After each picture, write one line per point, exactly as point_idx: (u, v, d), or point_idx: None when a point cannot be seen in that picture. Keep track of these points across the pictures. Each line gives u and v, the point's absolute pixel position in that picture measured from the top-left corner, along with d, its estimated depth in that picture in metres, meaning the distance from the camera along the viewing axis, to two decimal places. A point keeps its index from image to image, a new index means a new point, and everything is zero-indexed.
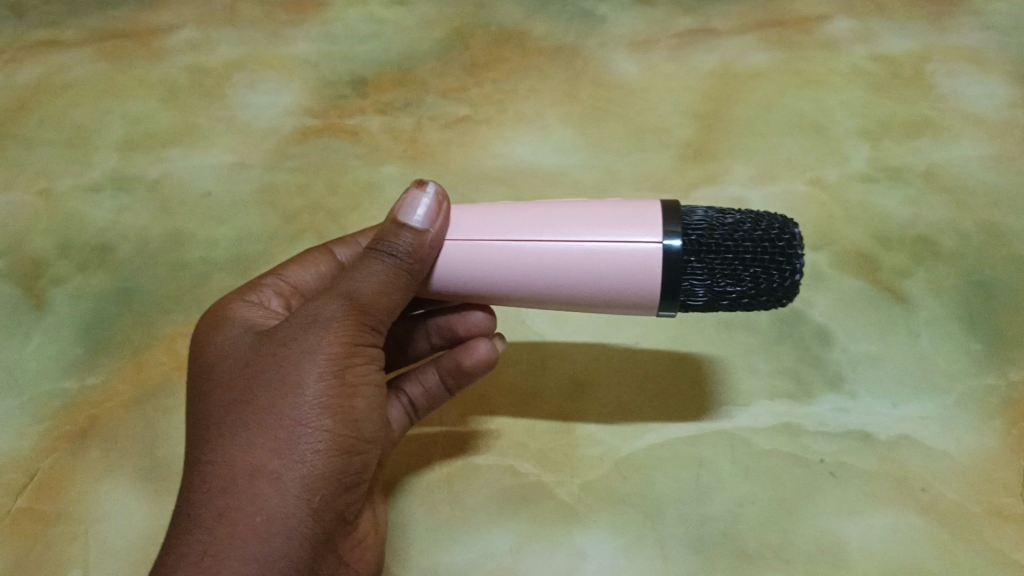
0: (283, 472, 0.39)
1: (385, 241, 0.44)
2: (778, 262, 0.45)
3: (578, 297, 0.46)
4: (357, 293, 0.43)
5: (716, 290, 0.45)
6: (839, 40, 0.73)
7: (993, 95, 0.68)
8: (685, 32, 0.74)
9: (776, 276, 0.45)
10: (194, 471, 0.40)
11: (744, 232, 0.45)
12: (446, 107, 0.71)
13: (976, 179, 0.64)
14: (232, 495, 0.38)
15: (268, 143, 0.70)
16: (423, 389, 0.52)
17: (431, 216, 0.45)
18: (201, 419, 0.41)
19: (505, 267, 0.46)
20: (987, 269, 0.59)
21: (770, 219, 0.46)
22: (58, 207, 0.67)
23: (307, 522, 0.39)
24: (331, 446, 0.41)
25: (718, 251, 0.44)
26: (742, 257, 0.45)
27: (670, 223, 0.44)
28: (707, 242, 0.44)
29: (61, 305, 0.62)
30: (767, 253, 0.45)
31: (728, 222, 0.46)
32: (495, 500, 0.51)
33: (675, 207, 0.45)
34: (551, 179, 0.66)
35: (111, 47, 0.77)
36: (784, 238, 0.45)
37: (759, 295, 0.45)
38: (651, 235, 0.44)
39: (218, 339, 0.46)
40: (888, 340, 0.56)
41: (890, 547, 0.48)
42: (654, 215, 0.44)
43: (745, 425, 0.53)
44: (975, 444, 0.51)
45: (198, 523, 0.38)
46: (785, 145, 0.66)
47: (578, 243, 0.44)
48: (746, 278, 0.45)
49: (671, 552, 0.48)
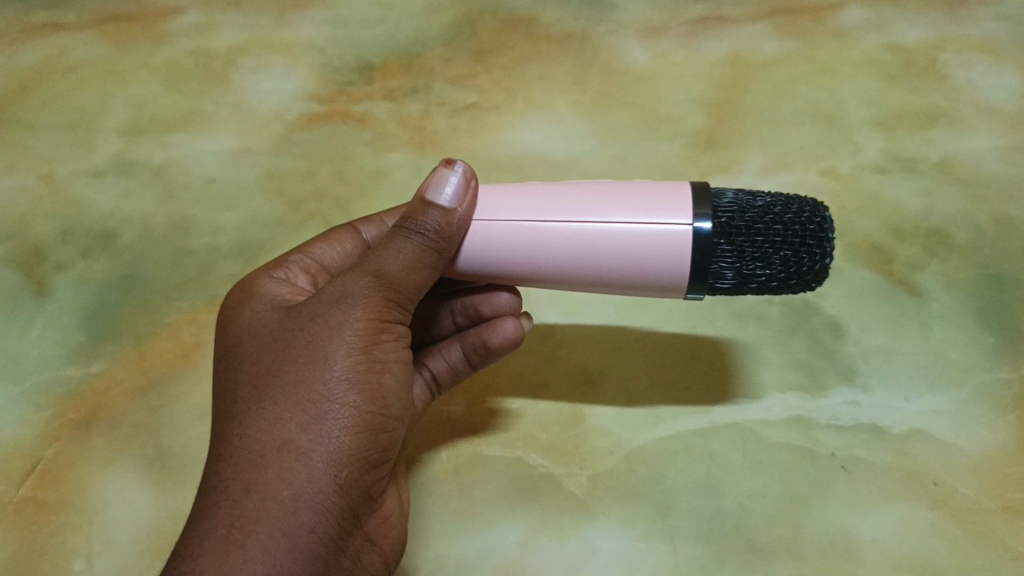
0: (311, 447, 0.38)
1: (413, 220, 0.44)
2: (808, 245, 0.44)
3: (605, 278, 0.45)
4: (384, 270, 0.43)
5: (745, 272, 0.44)
6: (852, 28, 0.72)
7: (1008, 85, 0.67)
8: (696, 19, 0.73)
9: (806, 260, 0.44)
10: (220, 445, 0.39)
11: (774, 214, 0.44)
12: (454, 93, 0.70)
13: (990, 170, 0.63)
14: (258, 469, 0.38)
15: (273, 129, 0.69)
16: (447, 364, 0.53)
17: (459, 195, 0.45)
18: (229, 395, 0.41)
19: (533, 248, 0.45)
20: (1001, 262, 0.58)
21: (800, 203, 0.45)
22: (60, 192, 0.66)
23: (333, 499, 0.38)
24: (358, 422, 0.40)
25: (748, 234, 0.44)
26: (773, 240, 0.44)
27: (700, 206, 0.43)
28: (737, 225, 0.44)
29: (64, 292, 0.61)
30: (798, 236, 0.44)
31: (758, 203, 0.45)
32: (504, 490, 0.50)
33: (704, 189, 0.44)
34: (561, 168, 0.66)
35: (114, 30, 0.76)
36: (815, 222, 0.44)
37: (789, 278, 0.44)
38: (680, 217, 0.43)
39: (244, 314, 0.45)
40: (902, 333, 0.55)
41: (903, 541, 0.48)
42: (684, 198, 0.44)
43: (756, 417, 0.52)
44: (988, 439, 0.51)
45: (225, 497, 0.37)
46: (798, 135, 0.65)
47: (605, 224, 0.44)
48: (776, 261, 0.43)
49: (682, 545, 0.48)
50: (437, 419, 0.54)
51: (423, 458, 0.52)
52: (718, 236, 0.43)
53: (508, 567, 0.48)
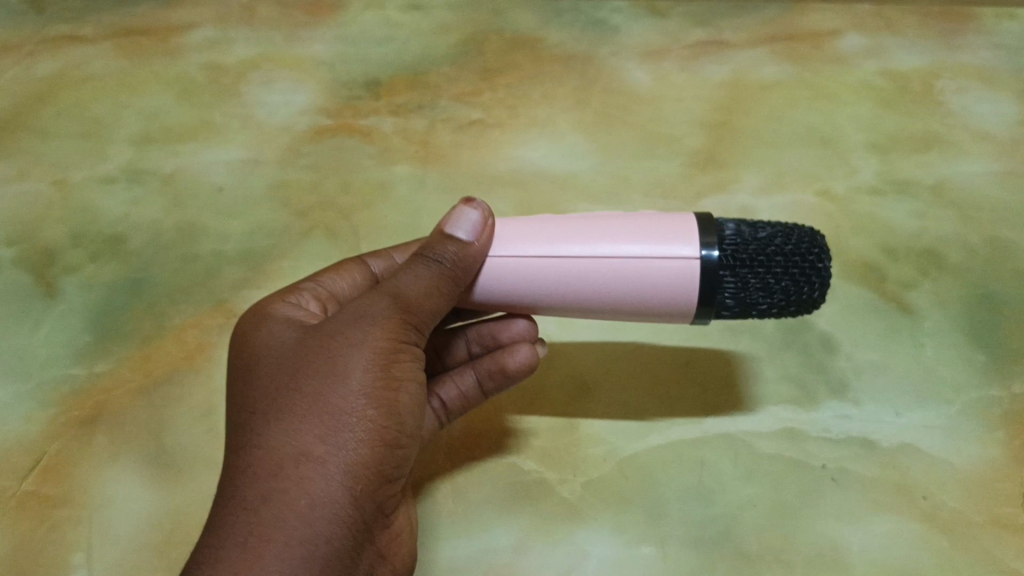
0: (329, 458, 0.39)
1: (431, 249, 0.45)
2: (808, 275, 0.45)
3: (613, 306, 0.46)
4: (404, 292, 0.44)
5: (747, 301, 0.45)
6: (850, 54, 0.74)
7: (1001, 112, 0.69)
8: (697, 43, 0.75)
9: (805, 288, 0.45)
10: (238, 456, 0.40)
11: (775, 246, 0.45)
12: (459, 110, 0.72)
13: (983, 194, 0.64)
14: (277, 479, 0.38)
15: (282, 141, 0.71)
16: (459, 391, 0.53)
17: (478, 231, 0.46)
18: (247, 407, 0.42)
19: (541, 278, 0.46)
20: (992, 282, 0.59)
21: (800, 232, 0.46)
22: (71, 198, 0.68)
23: (350, 511, 0.39)
24: (375, 436, 0.41)
25: (751, 265, 0.44)
26: (773, 271, 0.45)
27: (706, 235, 0.45)
28: (741, 256, 0.44)
29: (73, 294, 0.62)
30: (798, 265, 0.45)
31: (759, 234, 0.45)
32: (499, 496, 0.51)
33: (708, 220, 0.46)
34: (562, 182, 0.67)
35: (130, 44, 0.78)
36: (813, 252, 0.45)
37: (789, 306, 0.45)
38: (688, 248, 0.44)
39: (260, 332, 0.46)
40: (893, 350, 0.56)
41: (891, 553, 0.48)
42: (692, 228, 0.45)
43: (749, 429, 0.53)
44: (977, 454, 0.51)
45: (242, 506, 0.38)
46: (795, 156, 0.67)
47: (612, 256, 0.45)
48: (777, 290, 0.44)
49: (672, 552, 0.48)
50: None
51: (419, 471, 0.53)
52: (724, 264, 0.44)
53: (499, 570, 0.48)
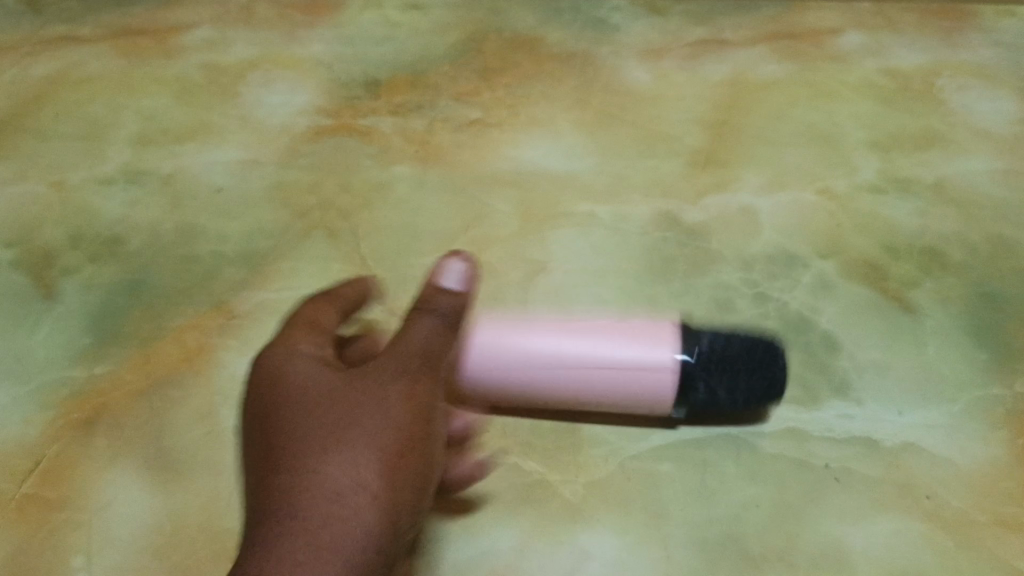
0: (378, 510, 0.41)
1: (431, 301, 0.45)
2: (769, 376, 0.50)
3: (599, 404, 0.51)
4: (420, 346, 0.44)
5: (716, 395, 0.50)
6: (850, 53, 0.74)
7: (1002, 110, 0.69)
8: (697, 42, 0.75)
9: (768, 387, 0.50)
10: (271, 521, 0.40)
11: (743, 352, 0.50)
12: (459, 110, 0.72)
13: (984, 192, 0.64)
14: (322, 535, 0.39)
15: (281, 141, 0.71)
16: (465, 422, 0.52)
17: (468, 280, 0.46)
18: (279, 470, 0.41)
19: (532, 369, 0.50)
20: (994, 280, 0.59)
21: (765, 343, 0.51)
22: (69, 200, 0.68)
23: (393, 551, 0.42)
24: (412, 482, 0.43)
25: (722, 369, 0.50)
26: (739, 373, 0.50)
27: (684, 343, 0.50)
28: (713, 359, 0.50)
29: (71, 296, 0.62)
30: (761, 373, 0.50)
31: (730, 346, 0.50)
32: (501, 497, 0.51)
33: (684, 328, 0.51)
34: (562, 182, 0.66)
35: (128, 44, 0.78)
36: (773, 360, 0.50)
37: (752, 403, 0.50)
38: (667, 350, 0.50)
39: (268, 393, 0.45)
40: (895, 349, 0.56)
41: (894, 552, 0.48)
42: (670, 335, 0.50)
43: (752, 428, 0.52)
44: (980, 454, 0.51)
45: (284, 564, 0.39)
46: (795, 155, 0.67)
47: (603, 356, 0.50)
48: (741, 390, 0.50)
49: (674, 552, 0.48)
50: None
51: None
52: (699, 373, 0.49)
53: (502, 571, 0.48)
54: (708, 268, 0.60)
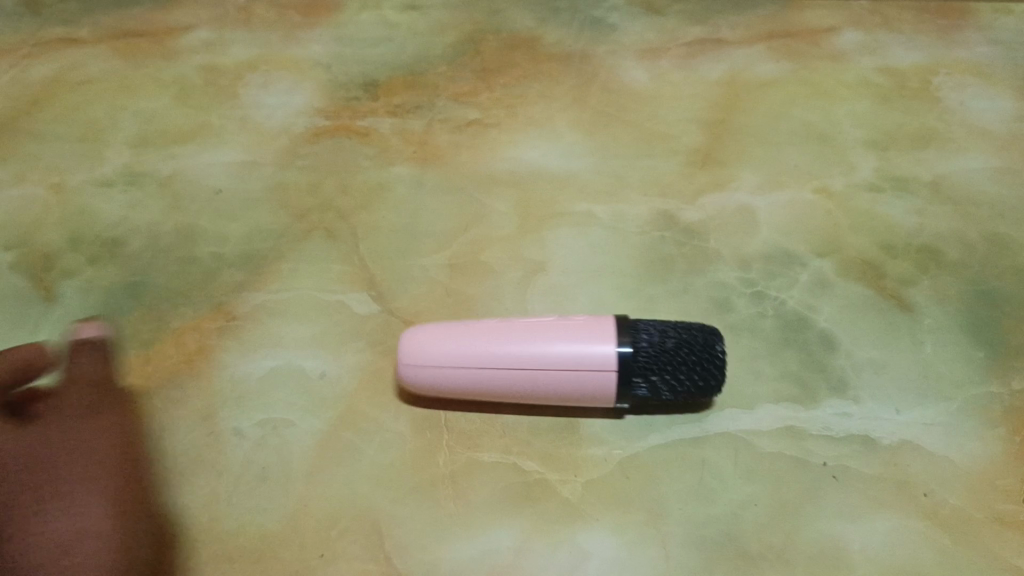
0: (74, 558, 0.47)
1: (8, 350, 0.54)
2: (706, 365, 0.50)
3: (540, 396, 0.51)
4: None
5: (656, 387, 0.50)
6: (847, 51, 0.74)
7: (998, 109, 0.69)
8: (695, 41, 0.75)
9: (706, 376, 0.50)
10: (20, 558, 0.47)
11: (681, 343, 0.51)
12: (457, 111, 0.72)
13: (982, 190, 0.64)
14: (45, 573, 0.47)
15: (279, 143, 0.71)
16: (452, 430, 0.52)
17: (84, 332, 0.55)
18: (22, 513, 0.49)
19: (480, 361, 0.51)
20: (992, 278, 0.59)
21: (702, 333, 0.51)
22: (69, 202, 0.68)
23: None
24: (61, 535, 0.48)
25: (661, 360, 0.50)
26: (677, 363, 0.50)
27: (621, 334, 0.50)
28: (653, 351, 0.50)
29: (71, 298, 0.62)
30: (698, 363, 0.50)
31: (667, 335, 0.51)
32: (500, 497, 0.51)
33: (624, 320, 0.51)
34: (560, 182, 0.67)
35: (127, 47, 0.78)
36: (711, 349, 0.51)
37: (693, 392, 0.51)
38: (605, 343, 0.50)
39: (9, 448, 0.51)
40: (892, 348, 0.56)
41: (891, 550, 0.48)
42: (608, 328, 0.51)
43: (749, 427, 0.53)
44: (977, 452, 0.51)
45: None
46: (793, 154, 0.67)
47: (543, 350, 0.50)
48: (681, 380, 0.50)
49: (673, 552, 0.49)
50: (433, 434, 0.54)
51: (420, 473, 0.53)
52: (638, 366, 0.50)
53: (501, 572, 0.48)
54: (704, 267, 0.61)
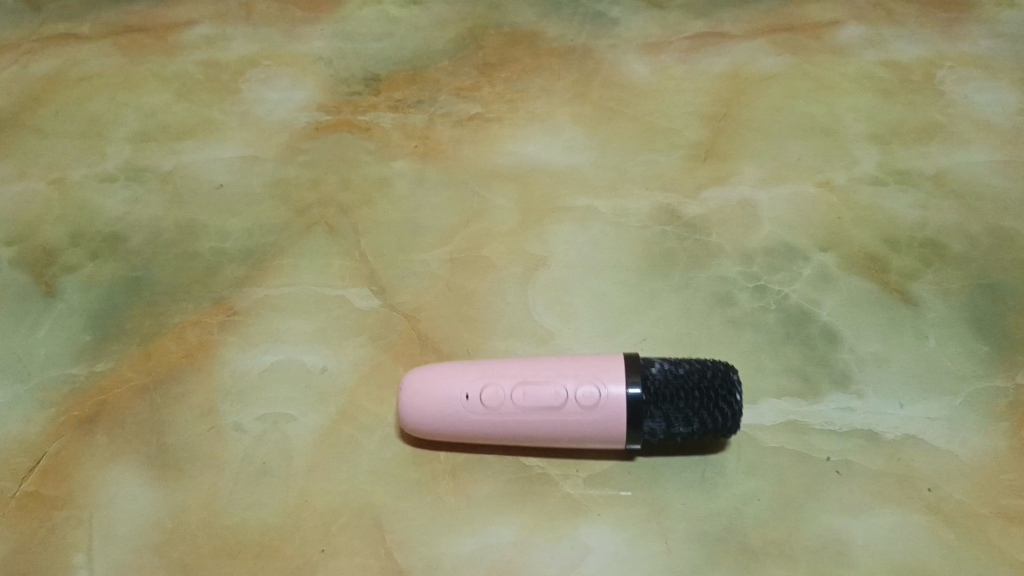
0: None
1: None
2: (721, 405, 0.48)
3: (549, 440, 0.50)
4: None
5: (672, 430, 0.49)
6: (850, 45, 0.73)
7: (1002, 101, 0.69)
8: (697, 35, 0.75)
9: (720, 417, 0.48)
10: None
11: (694, 381, 0.49)
12: (459, 105, 0.72)
13: (986, 183, 0.64)
14: None
15: (280, 138, 0.70)
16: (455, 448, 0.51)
17: None
18: None
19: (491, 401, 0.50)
20: (996, 272, 0.59)
21: (716, 369, 0.50)
22: (69, 198, 0.68)
23: None
24: None
25: (673, 400, 0.48)
26: (690, 402, 0.48)
27: (631, 374, 0.49)
28: (664, 391, 0.49)
29: (72, 294, 0.62)
30: (712, 401, 0.48)
31: (680, 373, 0.49)
32: (501, 492, 0.51)
33: (634, 359, 0.50)
34: (562, 177, 0.66)
35: (128, 43, 0.78)
36: (726, 387, 0.49)
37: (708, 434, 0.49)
38: (614, 384, 0.48)
39: None
40: (896, 342, 0.56)
41: (894, 545, 0.48)
42: (617, 368, 0.49)
43: (751, 421, 0.53)
44: (981, 446, 0.51)
45: None
46: (795, 148, 0.67)
47: (547, 394, 0.49)
48: (694, 420, 0.48)
49: (676, 547, 0.48)
50: None
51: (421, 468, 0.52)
52: (649, 405, 0.48)
53: (502, 567, 0.48)
54: (706, 262, 0.60)
